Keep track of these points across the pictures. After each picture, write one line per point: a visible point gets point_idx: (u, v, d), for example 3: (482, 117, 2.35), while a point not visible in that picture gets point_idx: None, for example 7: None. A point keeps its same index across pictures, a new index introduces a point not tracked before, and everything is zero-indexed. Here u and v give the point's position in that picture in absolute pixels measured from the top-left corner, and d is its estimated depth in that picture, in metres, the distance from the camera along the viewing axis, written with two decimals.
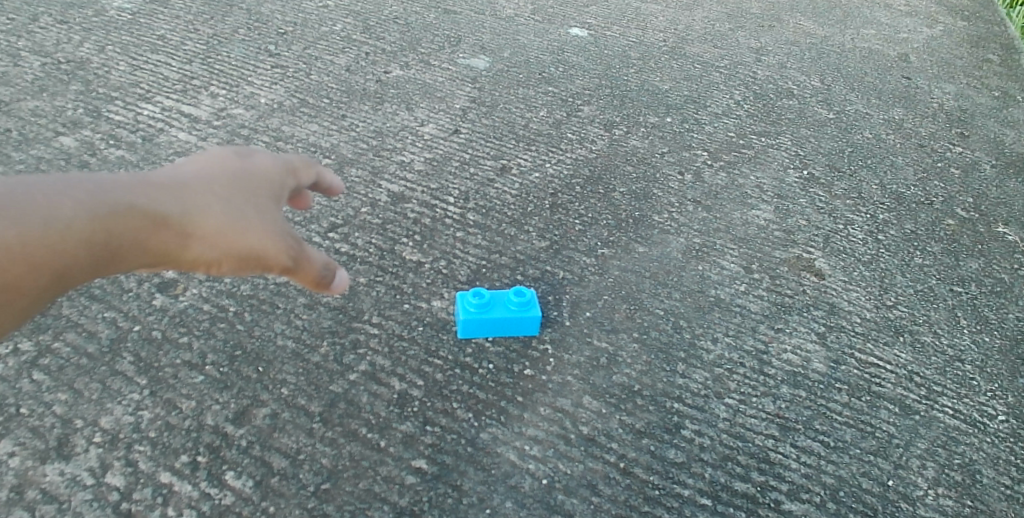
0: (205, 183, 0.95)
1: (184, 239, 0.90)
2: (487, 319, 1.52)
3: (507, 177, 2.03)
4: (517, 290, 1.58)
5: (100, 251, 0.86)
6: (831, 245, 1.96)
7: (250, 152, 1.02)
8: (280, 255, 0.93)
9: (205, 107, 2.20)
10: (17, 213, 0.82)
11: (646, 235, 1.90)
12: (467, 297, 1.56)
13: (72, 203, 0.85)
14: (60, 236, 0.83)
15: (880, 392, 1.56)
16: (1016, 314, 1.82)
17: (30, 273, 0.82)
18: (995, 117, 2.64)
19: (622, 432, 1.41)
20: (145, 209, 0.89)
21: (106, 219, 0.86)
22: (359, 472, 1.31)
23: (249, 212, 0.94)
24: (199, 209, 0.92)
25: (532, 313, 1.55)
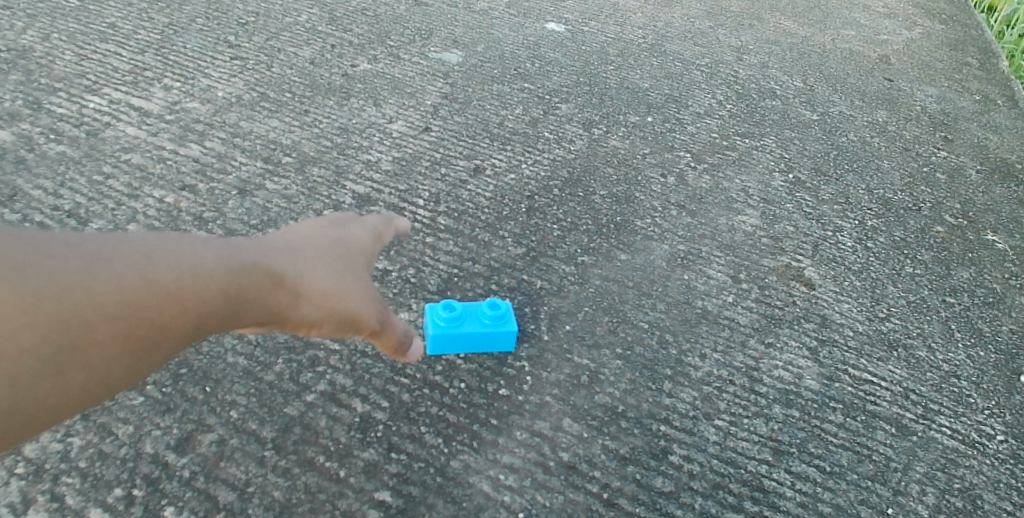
0: (310, 246, 0.96)
1: (302, 296, 0.90)
2: (458, 335, 1.40)
3: (480, 178, 1.90)
4: (491, 302, 1.46)
5: (236, 302, 0.82)
6: (821, 253, 1.86)
7: (338, 221, 1.08)
8: (371, 317, 1.00)
9: (157, 101, 2.05)
10: (172, 264, 0.77)
11: (628, 241, 1.78)
12: (438, 310, 1.43)
13: (209, 255, 0.81)
14: (209, 285, 0.79)
15: (876, 411, 1.47)
16: (1010, 326, 1.74)
17: (180, 322, 0.76)
18: (977, 121, 2.57)
19: (606, 459, 1.30)
20: (275, 267, 0.88)
21: (243, 275, 0.84)
22: (315, 507, 1.18)
23: (349, 276, 0.98)
24: (313, 269, 0.93)
25: (508, 327, 1.42)
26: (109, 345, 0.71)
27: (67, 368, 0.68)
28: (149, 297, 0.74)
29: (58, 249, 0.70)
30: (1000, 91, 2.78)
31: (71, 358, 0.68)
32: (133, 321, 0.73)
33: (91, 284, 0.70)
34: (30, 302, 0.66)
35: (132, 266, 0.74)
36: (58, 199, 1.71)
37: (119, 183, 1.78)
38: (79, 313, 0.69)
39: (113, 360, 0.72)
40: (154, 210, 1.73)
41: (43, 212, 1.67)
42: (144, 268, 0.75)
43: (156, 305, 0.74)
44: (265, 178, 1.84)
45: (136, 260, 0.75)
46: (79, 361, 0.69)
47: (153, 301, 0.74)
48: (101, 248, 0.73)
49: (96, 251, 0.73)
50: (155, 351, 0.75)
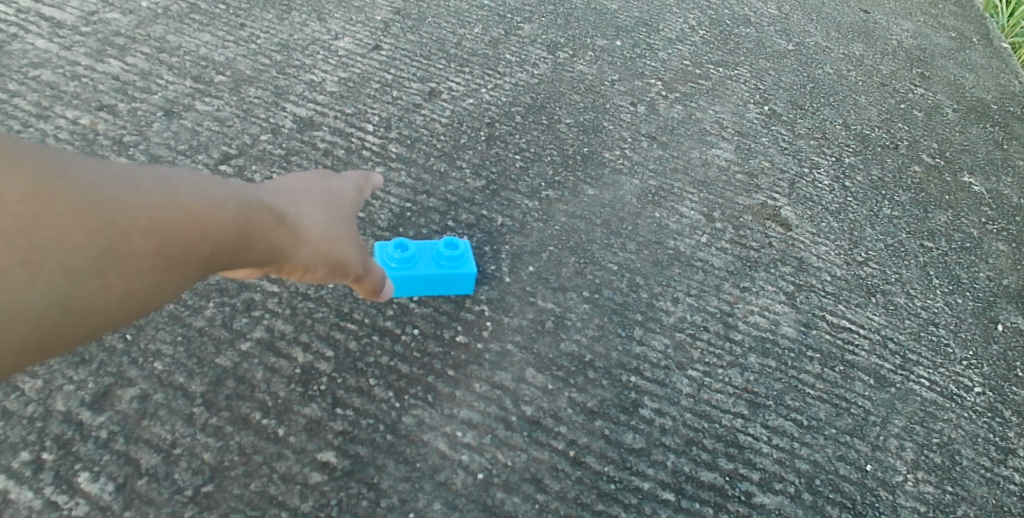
0: (311, 192, 0.94)
1: (312, 239, 0.88)
2: (412, 277, 1.26)
3: (436, 102, 1.73)
4: (447, 241, 1.32)
5: (255, 235, 0.79)
6: (797, 191, 1.76)
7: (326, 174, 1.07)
8: (365, 266, 1.00)
9: (71, 9, 1.81)
10: (196, 189, 0.74)
11: (596, 175, 1.64)
12: (389, 251, 1.29)
13: (224, 188, 0.78)
14: (230, 215, 0.76)
15: (854, 361, 1.39)
16: (986, 273, 1.69)
17: (205, 249, 0.73)
18: (953, 59, 2.45)
19: (572, 413, 1.20)
20: (284, 207, 0.86)
21: (260, 211, 0.81)
22: (251, 471, 1.05)
23: (349, 224, 0.97)
24: (317, 213, 0.91)
25: (466, 267, 1.29)
26: (141, 261, 0.67)
27: (100, 279, 0.63)
28: (178, 218, 0.70)
29: (84, 160, 0.66)
30: (974, 27, 2.67)
31: (103, 268, 0.64)
32: (163, 239, 0.69)
33: (121, 197, 0.66)
34: (66, 206, 0.62)
35: (159, 185, 0.70)
36: None
37: (27, 101, 1.56)
38: (110, 223, 0.65)
39: (143, 278, 0.67)
40: (68, 133, 1.52)
41: None
42: (169, 189, 0.71)
43: (185, 227, 0.71)
44: (195, 98, 1.64)
45: (161, 182, 0.71)
46: (110, 273, 0.64)
47: (182, 223, 0.70)
48: (126, 168, 0.70)
49: (120, 167, 0.69)
50: (180, 276, 0.71)
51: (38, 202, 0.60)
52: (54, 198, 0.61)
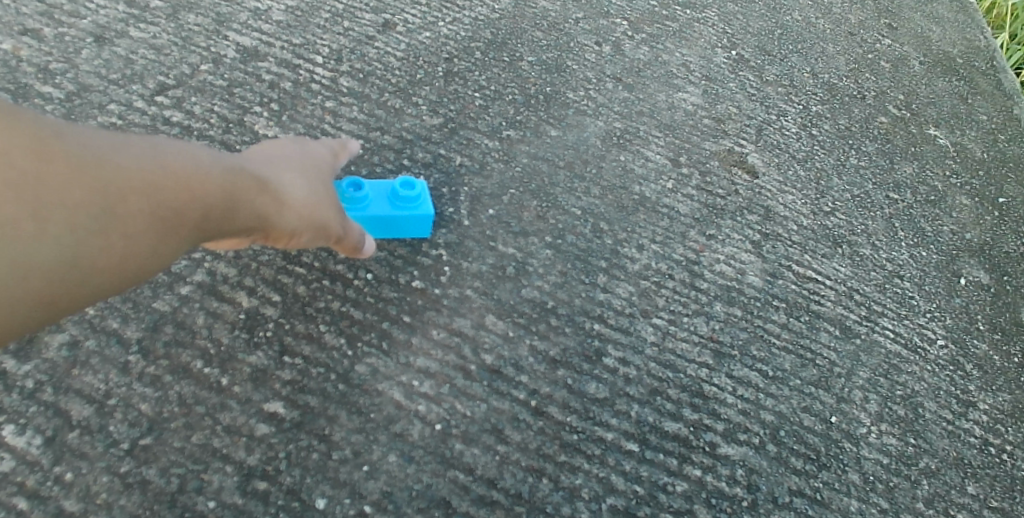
0: (287, 161, 1.02)
1: (288, 206, 0.95)
2: (366, 218, 1.17)
3: (390, 34, 1.61)
4: (400, 179, 1.22)
5: (234, 201, 0.86)
6: (764, 138, 1.72)
7: (298, 141, 1.12)
8: (344, 228, 1.05)
9: None
10: (182, 158, 0.81)
11: (560, 115, 1.57)
12: (340, 189, 1.19)
13: (206, 158, 0.85)
14: (211, 181, 0.83)
15: (819, 312, 1.38)
16: (950, 227, 1.68)
17: (192, 213, 0.80)
18: (921, 11, 2.36)
19: (534, 362, 1.15)
20: (262, 175, 0.93)
21: (241, 179, 0.88)
22: (192, 423, 0.99)
23: (324, 191, 1.03)
24: (292, 181, 0.98)
25: (423, 206, 1.20)
26: (135, 222, 0.74)
27: (100, 237, 0.71)
28: (167, 183, 0.77)
29: (83, 128, 0.73)
30: None
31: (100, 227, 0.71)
32: (154, 202, 0.76)
33: (116, 161, 0.73)
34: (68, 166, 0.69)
35: (149, 153, 0.77)
36: None
37: None
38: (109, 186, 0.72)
39: (137, 239, 0.74)
40: None
41: None
42: (157, 156, 0.78)
43: (172, 191, 0.78)
44: (128, 24, 1.51)
45: (150, 149, 0.78)
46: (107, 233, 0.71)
47: (171, 187, 0.78)
48: (120, 136, 0.77)
49: (115, 136, 0.76)
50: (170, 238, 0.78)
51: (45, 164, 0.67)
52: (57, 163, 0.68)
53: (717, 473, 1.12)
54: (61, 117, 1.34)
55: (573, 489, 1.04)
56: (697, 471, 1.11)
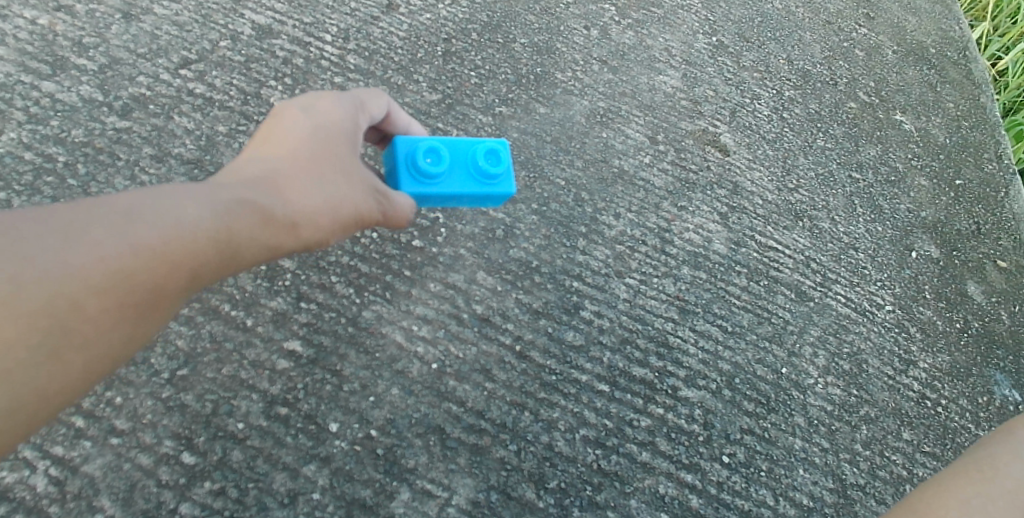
0: (298, 160, 0.93)
1: (293, 220, 0.90)
2: (439, 195, 1.07)
3: (393, 16, 1.72)
4: (483, 146, 1.10)
5: (232, 245, 0.84)
6: (738, 119, 1.85)
7: (315, 99, 1.00)
8: (382, 211, 0.98)
9: None
10: (133, 227, 0.78)
11: (548, 94, 1.70)
12: (417, 152, 1.06)
13: (171, 207, 0.81)
14: (195, 243, 0.82)
15: (778, 277, 1.54)
16: (907, 205, 1.84)
17: (161, 286, 0.79)
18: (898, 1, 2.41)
19: (519, 312, 1.31)
20: (259, 196, 0.88)
21: (221, 216, 0.84)
22: (222, 357, 1.14)
23: (344, 179, 0.95)
24: (300, 184, 0.92)
25: (499, 187, 1.10)
26: (90, 329, 0.76)
27: (58, 362, 0.74)
28: (114, 277, 0.76)
29: (5, 246, 0.72)
30: None
31: (52, 354, 0.74)
32: (104, 302, 0.76)
33: (45, 281, 0.73)
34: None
35: (86, 245, 0.75)
36: None
37: None
38: (44, 311, 0.73)
39: (103, 340, 0.77)
40: (26, 32, 1.51)
41: None
42: (101, 247, 0.76)
43: (127, 276, 0.77)
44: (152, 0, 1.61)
45: (90, 237, 0.76)
46: (61, 358, 0.75)
47: (123, 274, 0.77)
48: (52, 229, 0.75)
49: (45, 238, 0.74)
50: (146, 317, 0.79)
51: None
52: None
53: (677, 412, 1.29)
54: (95, 86, 1.48)
55: (551, 421, 1.22)
56: (659, 410, 1.28)
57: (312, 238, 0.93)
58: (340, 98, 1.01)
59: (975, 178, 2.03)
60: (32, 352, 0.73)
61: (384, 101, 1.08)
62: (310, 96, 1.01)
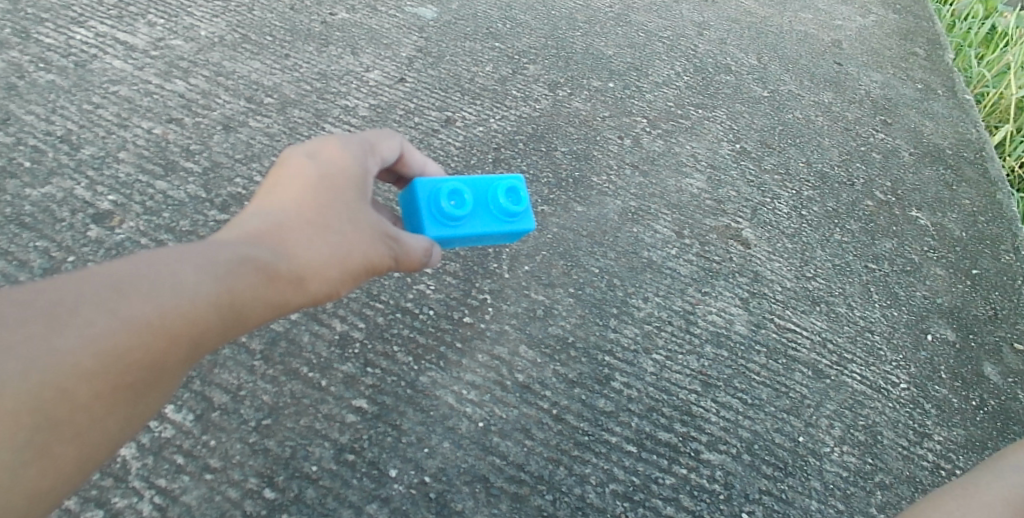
0: (302, 217, 1.06)
1: (300, 274, 1.03)
2: (463, 236, 1.23)
3: (451, 128, 2.00)
4: (502, 184, 1.27)
5: (235, 306, 0.95)
6: (758, 216, 2.03)
7: (319, 149, 1.13)
8: (394, 257, 1.12)
9: (142, 36, 2.01)
10: (134, 299, 0.88)
11: (585, 196, 1.91)
12: (444, 197, 1.22)
13: (174, 276, 0.92)
14: (196, 310, 0.91)
15: (796, 356, 1.71)
16: (922, 292, 1.99)
17: (165, 355, 0.89)
18: (917, 108, 2.65)
19: (556, 381, 1.49)
20: (266, 256, 1.00)
21: (224, 277, 0.95)
22: (300, 410, 1.34)
23: (349, 230, 1.08)
24: (305, 240, 1.04)
25: (515, 224, 1.27)
26: (93, 409, 0.84)
27: (67, 443, 0.83)
28: (116, 354, 0.85)
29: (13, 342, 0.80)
30: (941, 80, 2.82)
31: (54, 445, 0.82)
32: (107, 380, 0.84)
33: (51, 367, 0.81)
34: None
35: (87, 328, 0.84)
36: (50, 125, 1.79)
37: (109, 113, 1.85)
38: (43, 401, 0.81)
39: (111, 413, 0.86)
40: (144, 139, 1.81)
41: (36, 136, 1.77)
42: (103, 325, 0.85)
43: (128, 352, 0.86)
44: (248, 115, 1.91)
45: (92, 313, 0.85)
46: (66, 446, 0.83)
47: (124, 351, 0.86)
48: (52, 308, 0.84)
49: (47, 326, 0.83)
50: (152, 387, 0.89)
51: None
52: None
53: (700, 472, 1.46)
54: (199, 185, 1.76)
55: (583, 476, 1.39)
56: (683, 470, 1.45)
57: (319, 290, 1.05)
58: (344, 147, 1.14)
59: (992, 267, 2.15)
60: (32, 444, 0.80)
61: (395, 142, 1.24)
62: (313, 145, 1.15)
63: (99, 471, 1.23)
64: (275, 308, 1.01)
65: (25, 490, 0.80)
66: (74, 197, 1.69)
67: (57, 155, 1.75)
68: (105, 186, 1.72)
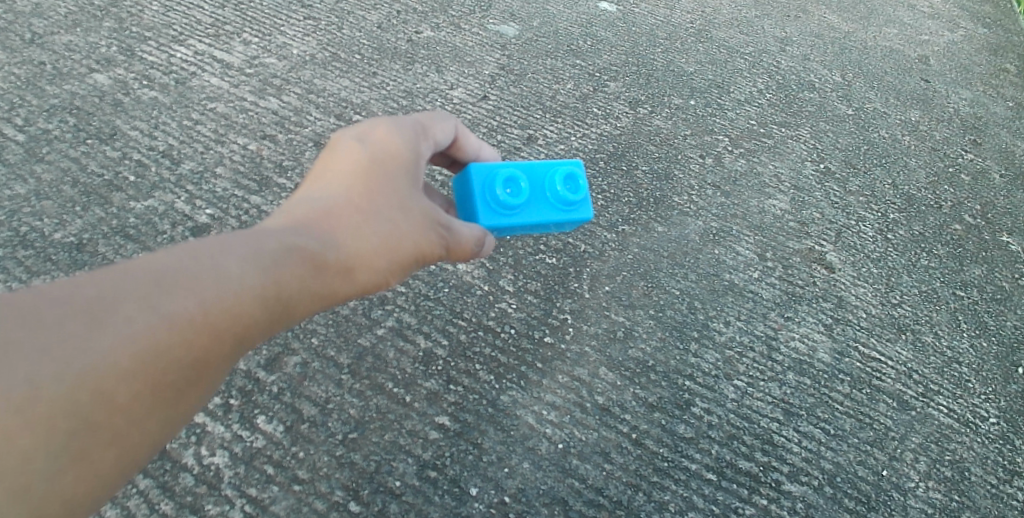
0: (352, 204, 1.06)
1: (347, 264, 1.04)
2: (520, 224, 1.22)
3: (533, 147, 2.03)
4: (560, 171, 1.25)
5: (280, 299, 0.95)
6: (843, 239, 1.98)
7: (372, 130, 1.14)
8: (446, 247, 1.13)
9: (237, 54, 2.09)
10: (177, 294, 0.87)
11: (666, 216, 1.90)
12: (499, 184, 1.21)
13: (217, 268, 0.91)
14: (239, 305, 0.91)
15: (880, 386, 1.67)
16: (1013, 322, 1.90)
17: (208, 351, 0.89)
18: (1008, 127, 2.54)
19: (636, 405, 1.51)
20: (314, 246, 1.01)
21: (269, 270, 0.95)
22: (385, 425, 1.40)
23: (397, 220, 1.08)
24: (354, 229, 1.05)
25: (572, 211, 1.26)
26: (133, 410, 0.85)
27: (116, 441, 0.84)
28: (156, 352, 0.85)
29: (53, 339, 0.80)
30: None
31: (93, 447, 0.82)
32: (148, 378, 0.85)
33: (90, 366, 0.81)
34: (32, 422, 0.78)
35: (130, 324, 0.84)
36: (153, 140, 1.89)
37: (207, 129, 1.93)
38: (81, 404, 0.81)
39: (156, 410, 0.87)
40: (240, 155, 1.89)
41: (140, 151, 1.87)
42: (145, 322, 0.85)
43: (169, 349, 0.86)
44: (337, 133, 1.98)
45: (132, 309, 0.85)
46: (107, 448, 0.84)
47: (166, 347, 0.86)
48: (91, 307, 0.83)
49: (88, 322, 0.82)
50: (194, 383, 0.89)
51: (15, 435, 0.77)
52: (19, 419, 0.77)
53: (780, 503, 1.45)
54: None
55: (662, 502, 1.41)
56: (763, 500, 1.45)
57: (368, 280, 1.06)
58: (398, 127, 1.15)
59: None
60: (69, 448, 0.81)
61: (450, 123, 1.23)
62: (365, 127, 1.15)
63: (196, 477, 1.30)
64: (321, 299, 1.01)
65: (64, 494, 0.81)
66: (175, 210, 1.78)
67: (159, 170, 1.84)
68: (203, 200, 1.80)
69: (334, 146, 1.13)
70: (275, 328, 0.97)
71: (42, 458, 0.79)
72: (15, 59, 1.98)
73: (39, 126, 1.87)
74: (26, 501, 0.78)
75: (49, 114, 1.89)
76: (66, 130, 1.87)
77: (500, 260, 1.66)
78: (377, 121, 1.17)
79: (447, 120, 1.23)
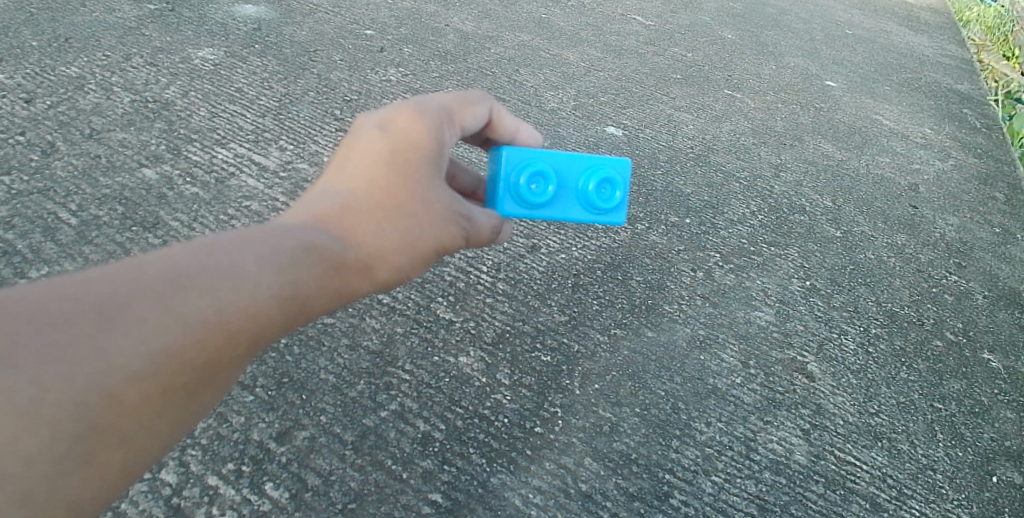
0: (372, 206, 1.16)
1: (366, 263, 1.15)
2: (545, 216, 1.42)
3: (536, 254, 2.13)
4: (596, 171, 1.42)
5: (294, 301, 1.05)
6: (825, 351, 2.10)
7: (396, 120, 1.22)
8: (466, 241, 1.27)
9: (273, 159, 2.33)
10: (189, 300, 0.95)
11: (656, 321, 2.04)
12: (529, 178, 1.38)
13: (233, 276, 1.00)
14: (252, 308, 1.00)
15: (854, 488, 1.76)
16: (989, 434, 1.99)
17: (220, 351, 0.96)
18: (993, 251, 2.71)
19: (617, 493, 1.62)
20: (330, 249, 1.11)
21: (284, 276, 1.04)
22: (382, 497, 1.50)
23: (422, 219, 1.18)
24: (374, 231, 1.15)
25: (598, 212, 1.45)
26: (146, 410, 0.91)
27: (130, 438, 0.90)
28: (172, 353, 0.92)
29: (67, 342, 0.86)
30: (1020, 225, 2.89)
31: (102, 448, 0.88)
32: (157, 381, 0.91)
33: (102, 369, 0.87)
34: (38, 427, 0.83)
35: (146, 327, 0.91)
36: (191, 231, 2.03)
37: (240, 224, 2.09)
38: (92, 407, 0.86)
39: (171, 406, 0.93)
40: None
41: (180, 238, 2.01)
42: (157, 324, 0.91)
43: (182, 349, 0.93)
44: None
45: (147, 312, 0.91)
46: (114, 449, 0.89)
47: (180, 347, 0.93)
48: (103, 311, 0.89)
49: (103, 325, 0.88)
50: (205, 383, 0.96)
51: (21, 439, 0.82)
52: (25, 424, 0.82)
53: None
54: None
55: None
56: None
57: (388, 274, 1.17)
58: (423, 117, 1.23)
59: None
60: (76, 450, 0.86)
61: (485, 106, 1.34)
62: (391, 114, 1.23)
63: None
64: (336, 296, 1.12)
65: (69, 498, 0.86)
66: None
67: None
68: None
69: (360, 131, 1.22)
70: (291, 324, 1.06)
71: (48, 461, 0.84)
72: (74, 150, 2.19)
73: (91, 212, 2.02)
74: (30, 506, 0.83)
75: (101, 202, 2.05)
76: (115, 217, 2.02)
77: (498, 355, 1.82)
78: (402, 105, 1.25)
79: (478, 105, 1.32)
